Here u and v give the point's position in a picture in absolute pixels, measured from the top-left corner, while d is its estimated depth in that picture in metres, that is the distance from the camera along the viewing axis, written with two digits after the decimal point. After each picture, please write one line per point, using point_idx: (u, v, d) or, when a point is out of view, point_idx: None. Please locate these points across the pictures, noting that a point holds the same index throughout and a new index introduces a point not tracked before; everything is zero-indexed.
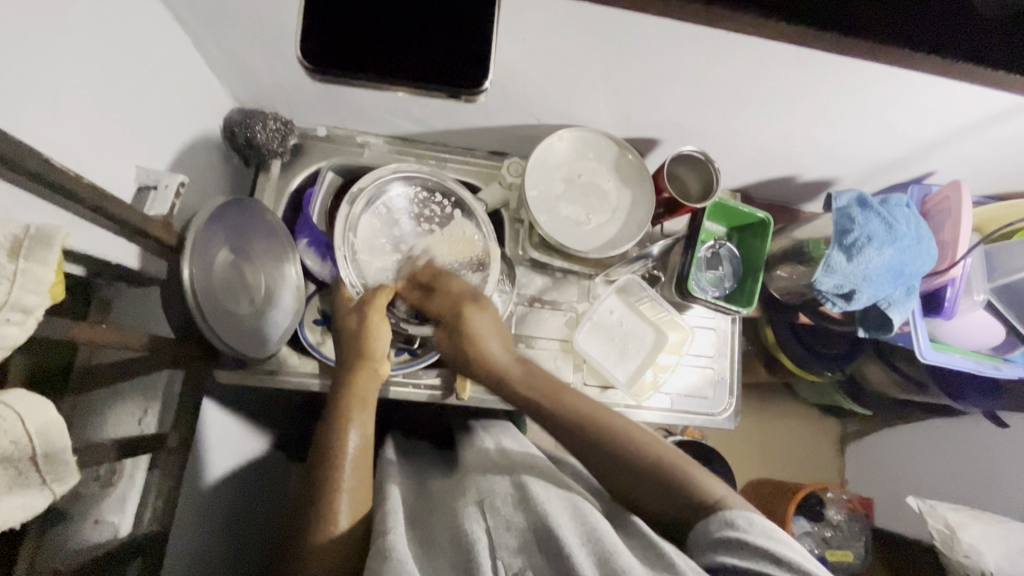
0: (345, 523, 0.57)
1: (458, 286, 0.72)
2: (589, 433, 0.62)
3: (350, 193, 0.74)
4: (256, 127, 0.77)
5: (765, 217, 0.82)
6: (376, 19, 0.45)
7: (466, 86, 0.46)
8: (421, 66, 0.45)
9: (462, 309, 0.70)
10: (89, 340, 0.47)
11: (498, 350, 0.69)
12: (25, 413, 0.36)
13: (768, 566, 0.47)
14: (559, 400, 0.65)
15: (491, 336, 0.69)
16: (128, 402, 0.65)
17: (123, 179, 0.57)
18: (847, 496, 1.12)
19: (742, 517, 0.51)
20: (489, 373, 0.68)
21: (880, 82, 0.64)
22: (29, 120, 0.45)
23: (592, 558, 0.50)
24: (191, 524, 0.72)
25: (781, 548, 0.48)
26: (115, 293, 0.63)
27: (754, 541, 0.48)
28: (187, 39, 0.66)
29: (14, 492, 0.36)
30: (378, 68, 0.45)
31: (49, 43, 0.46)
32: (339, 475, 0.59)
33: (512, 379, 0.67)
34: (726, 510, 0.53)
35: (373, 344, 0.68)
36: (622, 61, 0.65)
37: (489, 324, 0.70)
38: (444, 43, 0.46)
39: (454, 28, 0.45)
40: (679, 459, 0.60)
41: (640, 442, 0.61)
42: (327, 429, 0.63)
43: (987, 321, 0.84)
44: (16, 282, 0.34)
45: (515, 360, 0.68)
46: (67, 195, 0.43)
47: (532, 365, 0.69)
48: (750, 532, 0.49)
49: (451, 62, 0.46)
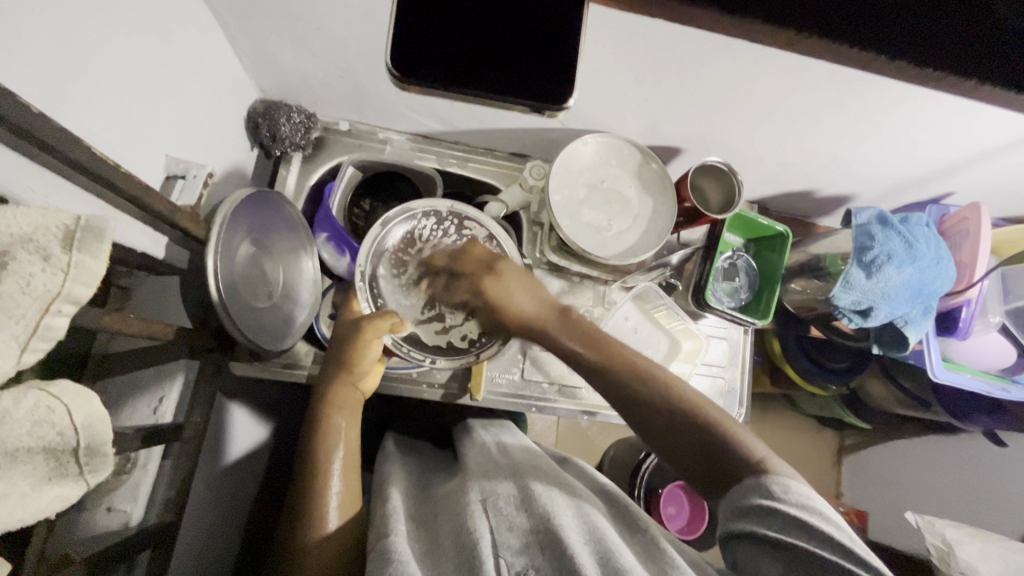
0: (335, 523, 0.58)
1: (472, 252, 0.76)
2: (636, 390, 0.59)
3: (385, 216, 0.75)
4: (281, 120, 0.77)
5: (784, 230, 0.83)
6: (438, 24, 0.45)
7: (550, 102, 0.46)
8: (505, 77, 0.46)
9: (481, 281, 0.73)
10: (115, 328, 0.47)
11: (527, 303, 0.70)
12: (72, 406, 0.36)
13: (809, 545, 0.43)
14: (603, 346, 0.64)
15: (515, 293, 0.71)
16: (145, 389, 0.64)
17: (152, 168, 0.57)
18: (844, 509, 1.13)
19: (779, 484, 0.47)
20: (530, 325, 0.70)
21: (908, 104, 0.64)
22: (66, 106, 0.44)
23: (595, 556, 0.49)
24: (199, 516, 0.71)
25: (817, 520, 0.44)
26: (134, 280, 0.63)
27: (792, 512, 0.44)
28: (218, 29, 0.66)
29: (53, 482, 0.36)
30: (438, 75, 0.46)
31: (91, 31, 0.45)
32: (329, 474, 0.60)
33: (550, 326, 0.68)
34: (763, 474, 0.48)
35: (359, 359, 0.67)
36: (654, 71, 0.65)
37: (512, 285, 0.71)
38: (521, 60, 0.45)
39: (529, 52, 0.45)
40: (699, 399, 0.57)
41: (663, 384, 0.59)
42: (312, 433, 0.63)
43: (1000, 342, 0.86)
44: (70, 274, 0.34)
45: (547, 309, 0.70)
46: (108, 184, 0.43)
47: (570, 315, 0.69)
48: (787, 503, 0.45)
49: (533, 77, 0.46)
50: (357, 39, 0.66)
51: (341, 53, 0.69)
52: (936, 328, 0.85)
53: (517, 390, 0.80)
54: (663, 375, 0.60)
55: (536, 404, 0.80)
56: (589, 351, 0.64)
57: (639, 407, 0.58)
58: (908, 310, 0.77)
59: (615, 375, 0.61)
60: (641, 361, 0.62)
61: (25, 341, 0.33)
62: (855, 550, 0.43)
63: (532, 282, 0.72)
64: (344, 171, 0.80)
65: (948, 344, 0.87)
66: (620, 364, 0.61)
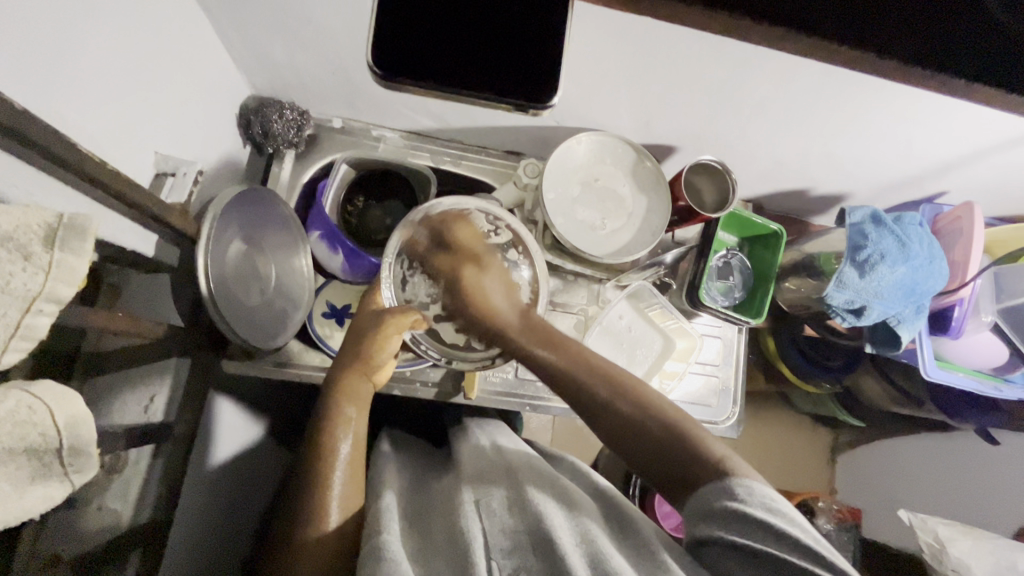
0: (337, 520, 0.57)
1: (455, 227, 0.72)
2: (596, 393, 0.58)
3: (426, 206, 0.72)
4: (273, 117, 0.77)
5: (778, 229, 0.83)
6: (426, 21, 0.45)
7: (534, 99, 0.46)
8: (491, 76, 0.46)
9: (461, 266, 0.70)
10: (103, 327, 0.47)
11: (499, 301, 0.68)
12: (54, 406, 0.36)
13: (773, 548, 0.44)
14: (562, 349, 0.62)
15: (492, 292, 0.69)
16: (137, 386, 0.64)
17: (142, 165, 0.57)
18: (838, 507, 1.12)
19: (742, 487, 0.47)
20: (494, 324, 0.67)
21: (901, 103, 0.64)
22: (52, 101, 0.44)
23: (585, 558, 0.49)
24: (191, 514, 0.71)
25: (781, 521, 0.45)
26: (122, 278, 0.61)
27: (754, 515, 0.45)
28: (209, 25, 0.65)
29: (37, 483, 0.35)
30: (423, 72, 0.46)
31: (78, 26, 0.45)
32: (331, 470, 0.59)
33: (512, 328, 0.66)
34: (730, 477, 0.49)
35: (377, 352, 0.67)
36: (647, 69, 0.65)
37: (491, 280, 0.70)
38: (506, 58, 0.45)
39: (517, 50, 0.45)
40: (664, 402, 0.57)
41: (625, 383, 0.58)
42: (317, 426, 0.63)
43: (992, 341, 0.86)
44: (52, 272, 0.33)
45: (514, 310, 0.68)
46: (94, 182, 0.43)
47: (532, 317, 0.67)
48: (750, 505, 0.46)
49: (518, 76, 0.45)
50: (349, 36, 0.65)
51: (334, 50, 0.68)
52: (929, 327, 0.85)
53: (511, 388, 0.80)
54: (625, 377, 0.59)
55: (530, 403, 0.80)
56: (548, 351, 0.62)
57: (599, 409, 0.58)
58: (901, 308, 0.77)
59: (580, 382, 0.59)
60: (598, 359, 0.61)
61: (7, 341, 0.33)
62: (819, 550, 0.44)
63: (511, 284, 0.71)
64: (338, 169, 0.78)
65: (941, 343, 0.88)
66: (577, 365, 0.60)
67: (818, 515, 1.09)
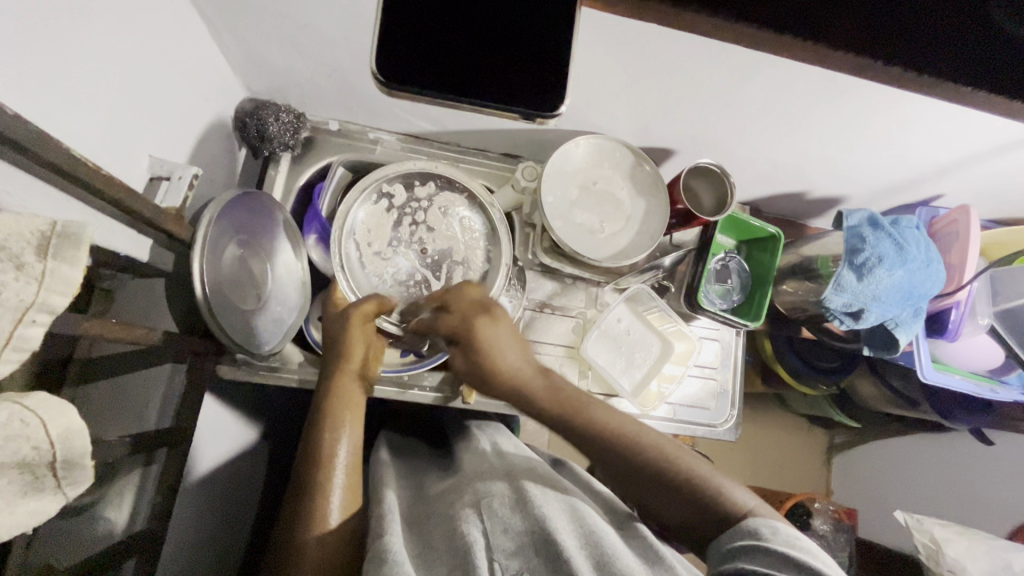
0: (338, 518, 0.58)
1: (466, 294, 0.67)
2: (619, 460, 0.56)
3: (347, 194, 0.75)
4: (268, 120, 0.75)
5: (776, 232, 0.83)
6: (426, 27, 0.45)
7: (541, 109, 0.46)
8: (495, 83, 0.45)
9: (470, 321, 0.63)
10: (98, 335, 0.46)
11: (514, 361, 0.62)
12: (47, 418, 0.35)
13: None
14: (580, 416, 0.59)
15: (504, 348, 0.62)
16: (130, 394, 0.63)
17: (135, 169, 0.56)
18: (834, 507, 1.12)
19: (767, 526, 0.47)
20: (512, 386, 0.61)
21: (895, 107, 0.64)
22: (41, 104, 0.43)
23: (590, 560, 0.48)
24: (185, 521, 0.70)
25: (806, 557, 0.44)
26: (118, 283, 0.60)
27: (779, 550, 0.44)
28: (204, 27, 0.65)
29: (28, 497, 0.35)
30: (425, 79, 0.45)
31: (71, 30, 0.44)
32: (333, 460, 0.60)
33: (533, 390, 0.61)
34: (751, 518, 0.48)
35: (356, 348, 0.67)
36: (646, 73, 0.65)
37: (505, 335, 0.63)
38: (509, 67, 0.45)
39: (520, 57, 0.45)
40: (692, 462, 0.55)
41: (651, 446, 0.56)
42: (314, 430, 0.62)
43: (987, 344, 0.86)
44: (44, 282, 0.33)
45: (534, 372, 0.62)
46: (87, 187, 0.42)
47: (555, 378, 0.63)
48: (774, 542, 0.45)
49: (523, 85, 0.45)
50: (346, 38, 0.65)
51: (330, 52, 0.68)
52: (925, 330, 0.85)
53: None
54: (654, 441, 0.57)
55: None
56: (570, 414, 0.59)
57: (617, 471, 0.57)
58: (899, 312, 0.77)
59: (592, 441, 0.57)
60: (621, 422, 0.59)
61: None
62: None
63: (524, 338, 0.65)
64: (335, 171, 0.80)
65: (939, 345, 0.88)
66: (607, 438, 0.57)
67: (815, 515, 1.09)
